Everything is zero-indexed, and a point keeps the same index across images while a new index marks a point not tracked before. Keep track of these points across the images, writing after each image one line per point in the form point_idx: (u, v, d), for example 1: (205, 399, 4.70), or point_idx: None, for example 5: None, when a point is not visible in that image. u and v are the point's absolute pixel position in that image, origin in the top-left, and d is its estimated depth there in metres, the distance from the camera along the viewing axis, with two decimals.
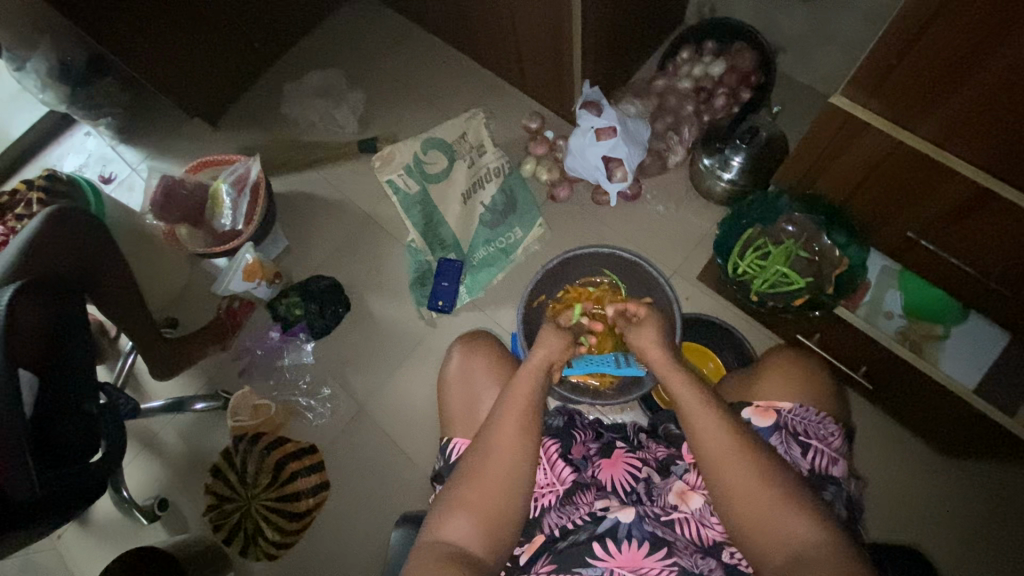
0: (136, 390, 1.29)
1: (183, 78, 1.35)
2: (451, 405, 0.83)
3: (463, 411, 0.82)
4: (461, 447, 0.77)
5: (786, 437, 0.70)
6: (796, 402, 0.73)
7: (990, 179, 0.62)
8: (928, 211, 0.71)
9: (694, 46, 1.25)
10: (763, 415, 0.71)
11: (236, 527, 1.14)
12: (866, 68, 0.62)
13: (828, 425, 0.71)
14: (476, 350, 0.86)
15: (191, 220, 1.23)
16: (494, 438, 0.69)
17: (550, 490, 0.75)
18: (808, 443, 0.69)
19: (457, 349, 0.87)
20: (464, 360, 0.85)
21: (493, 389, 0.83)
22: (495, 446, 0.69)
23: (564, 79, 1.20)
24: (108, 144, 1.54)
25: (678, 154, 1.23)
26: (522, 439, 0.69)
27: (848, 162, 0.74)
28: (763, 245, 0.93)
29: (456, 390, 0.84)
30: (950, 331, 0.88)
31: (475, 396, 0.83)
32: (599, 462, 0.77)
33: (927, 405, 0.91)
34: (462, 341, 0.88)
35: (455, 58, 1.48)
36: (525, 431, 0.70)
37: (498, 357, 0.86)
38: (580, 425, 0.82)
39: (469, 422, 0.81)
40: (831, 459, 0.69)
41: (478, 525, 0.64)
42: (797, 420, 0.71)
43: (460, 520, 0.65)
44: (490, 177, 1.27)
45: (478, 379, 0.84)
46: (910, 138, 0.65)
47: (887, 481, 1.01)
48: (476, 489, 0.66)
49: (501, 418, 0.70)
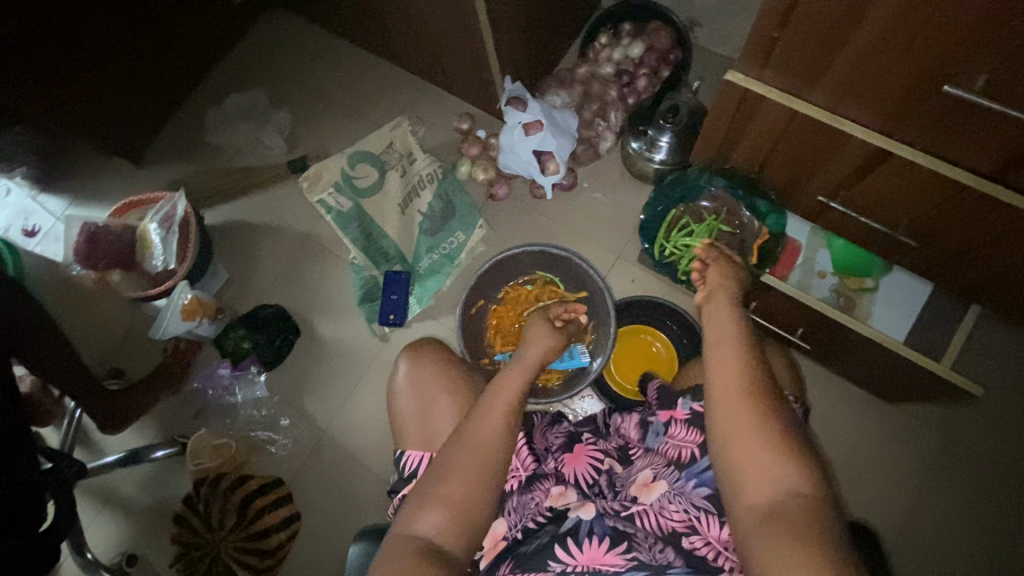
0: (88, 447, 1.24)
1: (94, 118, 1.29)
2: (403, 419, 0.82)
3: (416, 422, 0.81)
4: (416, 459, 0.76)
5: None
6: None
7: (950, 169, 0.63)
8: (834, 173, 0.73)
9: (611, 30, 1.25)
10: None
11: (207, 573, 1.11)
12: (751, 45, 0.64)
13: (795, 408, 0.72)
14: (424, 360, 0.85)
15: (123, 264, 1.20)
16: (479, 427, 0.69)
17: (514, 475, 0.77)
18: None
19: (405, 361, 0.86)
20: (412, 373, 0.84)
21: (446, 396, 0.82)
22: (479, 438, 0.68)
23: (487, 76, 1.19)
24: (27, 195, 1.46)
25: (608, 140, 1.23)
26: (504, 431, 0.69)
27: (755, 134, 0.75)
28: (687, 223, 0.93)
29: (408, 405, 0.82)
30: (878, 283, 0.94)
31: (428, 406, 0.82)
32: (562, 456, 0.78)
33: (866, 359, 0.95)
34: (408, 350, 0.87)
35: (378, 64, 1.45)
36: (508, 424, 0.70)
37: (446, 364, 0.85)
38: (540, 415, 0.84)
39: (426, 434, 0.80)
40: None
41: (454, 519, 0.63)
42: None
43: (437, 513, 0.63)
44: (424, 184, 1.26)
45: (429, 391, 0.83)
46: (803, 106, 0.67)
47: (839, 435, 1.05)
48: (453, 481, 0.65)
49: (486, 402, 0.72)
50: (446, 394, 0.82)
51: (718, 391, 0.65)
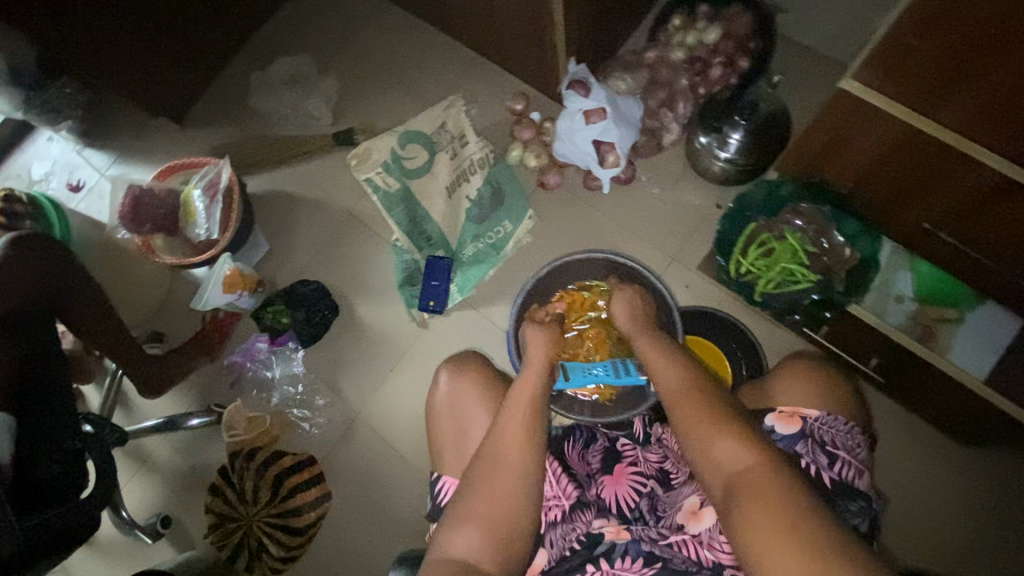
0: (127, 408, 1.26)
1: (140, 75, 1.26)
2: (439, 436, 0.79)
3: (453, 441, 0.78)
4: (450, 487, 0.74)
5: (812, 446, 0.66)
6: (824, 410, 0.69)
7: None
8: (952, 198, 0.65)
9: (686, 11, 1.15)
10: (787, 421, 0.68)
11: (239, 545, 1.12)
12: (879, 53, 0.56)
13: (856, 436, 0.67)
14: (463, 374, 0.82)
15: (165, 230, 1.18)
16: (502, 439, 0.66)
17: (556, 503, 0.72)
18: (836, 454, 0.65)
19: (445, 372, 0.83)
20: (452, 384, 0.81)
21: (483, 415, 0.79)
22: (505, 447, 0.66)
23: (548, 56, 1.12)
24: (73, 148, 1.45)
25: (673, 132, 1.15)
26: (527, 441, 0.66)
27: (863, 147, 0.68)
28: (767, 240, 0.87)
29: (444, 420, 0.80)
30: (965, 315, 0.85)
31: (464, 425, 0.79)
32: (601, 479, 0.75)
33: (939, 394, 0.88)
34: (448, 363, 0.84)
35: (431, 34, 1.38)
36: (529, 434, 0.67)
37: (486, 380, 0.82)
38: (574, 433, 0.80)
39: (460, 454, 0.77)
40: (857, 471, 0.65)
41: (488, 536, 0.61)
42: (824, 429, 0.67)
43: (469, 531, 0.61)
44: (473, 169, 1.21)
45: (467, 406, 0.80)
46: (929, 126, 0.59)
47: (901, 472, 0.98)
48: (487, 499, 0.63)
49: (503, 421, 0.68)
50: (485, 416, 0.79)
51: (682, 419, 0.64)
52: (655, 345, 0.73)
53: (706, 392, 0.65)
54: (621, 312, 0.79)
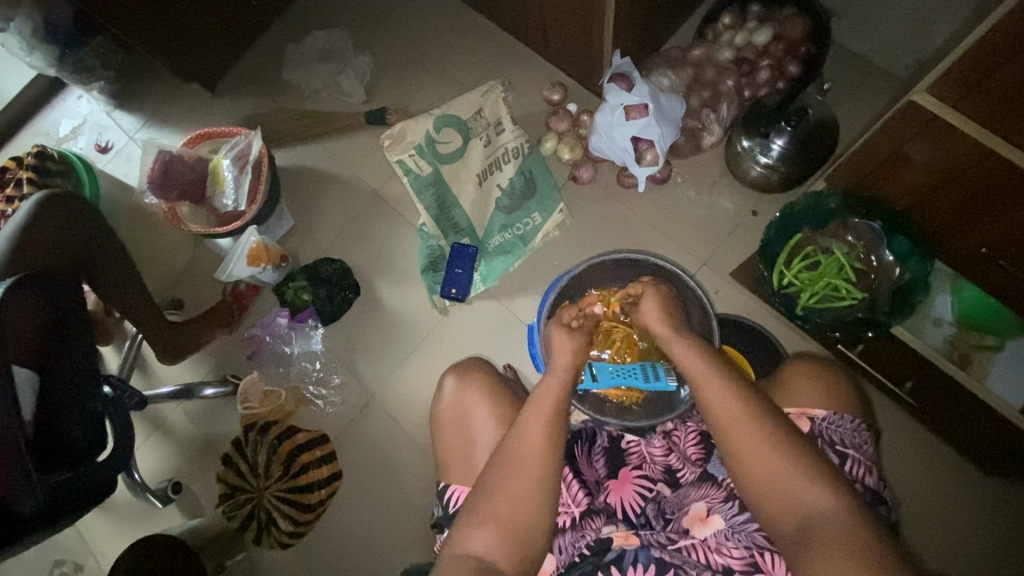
0: (144, 373, 1.27)
1: (177, 40, 1.25)
2: (446, 440, 0.75)
3: (461, 450, 0.74)
4: (460, 495, 0.70)
5: (823, 447, 0.65)
6: (831, 410, 0.67)
7: None
8: (1012, 223, 0.64)
9: (737, 10, 1.12)
10: (796, 425, 0.66)
11: (250, 516, 1.13)
12: (959, 67, 0.54)
13: (862, 433, 0.66)
14: (471, 378, 0.78)
15: (192, 198, 1.17)
16: (524, 440, 0.65)
17: (565, 510, 0.70)
18: (846, 453, 0.64)
19: (450, 379, 0.79)
20: (457, 391, 0.78)
21: (492, 424, 0.75)
22: (523, 451, 0.64)
23: (592, 47, 1.09)
24: (103, 109, 1.45)
25: (713, 134, 1.12)
26: (550, 441, 0.65)
27: (923, 165, 0.67)
28: (811, 254, 0.85)
29: (451, 425, 0.76)
30: (1006, 343, 0.83)
31: (472, 434, 0.75)
32: (607, 484, 0.73)
33: (971, 420, 0.86)
34: (454, 369, 0.80)
35: (471, 17, 1.35)
36: (552, 435, 0.65)
37: (494, 384, 0.78)
38: (580, 438, 0.77)
39: (466, 462, 0.73)
40: (869, 468, 0.64)
41: (505, 538, 0.60)
42: (832, 429, 0.66)
43: (486, 533, 0.60)
44: (508, 158, 1.18)
45: (475, 412, 0.76)
46: (1005, 149, 0.57)
47: (927, 498, 0.95)
48: (503, 501, 0.61)
49: (526, 423, 0.66)
50: (493, 422, 0.75)
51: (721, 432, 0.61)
52: (693, 350, 0.68)
53: (755, 406, 0.61)
54: (654, 313, 0.74)
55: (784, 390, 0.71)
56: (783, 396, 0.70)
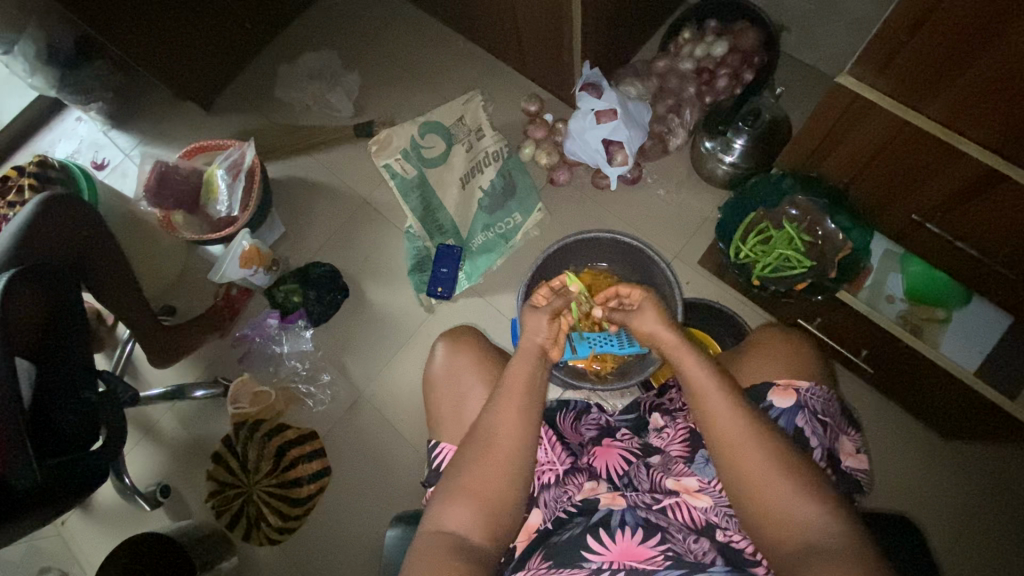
0: (135, 378, 1.29)
1: (174, 61, 1.32)
2: (437, 406, 0.80)
3: (451, 410, 0.78)
4: (449, 453, 0.74)
5: (808, 417, 0.68)
6: (812, 382, 0.71)
7: (990, 155, 0.63)
8: (938, 190, 0.72)
9: (695, 26, 1.23)
10: (783, 395, 0.70)
11: (239, 513, 1.15)
12: (873, 47, 0.62)
13: (836, 403, 0.71)
14: (460, 346, 0.82)
15: (187, 207, 1.21)
16: (502, 410, 0.68)
17: (550, 468, 0.74)
18: (826, 422, 0.69)
19: (443, 345, 0.83)
20: (449, 358, 0.82)
21: (480, 386, 0.79)
22: (502, 418, 0.68)
23: (563, 60, 1.18)
24: (100, 129, 1.50)
25: (679, 137, 1.21)
26: (524, 414, 0.68)
27: (857, 141, 0.74)
28: (766, 229, 0.95)
29: (442, 391, 0.80)
30: (952, 315, 0.88)
31: (461, 396, 0.79)
32: (592, 449, 0.77)
33: (925, 386, 0.92)
34: (447, 337, 0.84)
35: (453, 38, 1.45)
36: (526, 405, 0.68)
37: (484, 352, 0.82)
38: (564, 407, 0.82)
39: (457, 423, 0.78)
40: (840, 436, 0.70)
41: (487, 497, 0.63)
42: (815, 399, 0.69)
43: (467, 493, 0.63)
44: (489, 161, 1.26)
45: (464, 377, 0.80)
46: (919, 120, 0.65)
47: (888, 465, 1.01)
48: (483, 465, 0.65)
49: (502, 395, 0.69)
50: (483, 386, 0.79)
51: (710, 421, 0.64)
52: (695, 364, 0.67)
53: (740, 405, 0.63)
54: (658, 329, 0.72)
55: (743, 361, 0.77)
56: (758, 365, 0.75)
